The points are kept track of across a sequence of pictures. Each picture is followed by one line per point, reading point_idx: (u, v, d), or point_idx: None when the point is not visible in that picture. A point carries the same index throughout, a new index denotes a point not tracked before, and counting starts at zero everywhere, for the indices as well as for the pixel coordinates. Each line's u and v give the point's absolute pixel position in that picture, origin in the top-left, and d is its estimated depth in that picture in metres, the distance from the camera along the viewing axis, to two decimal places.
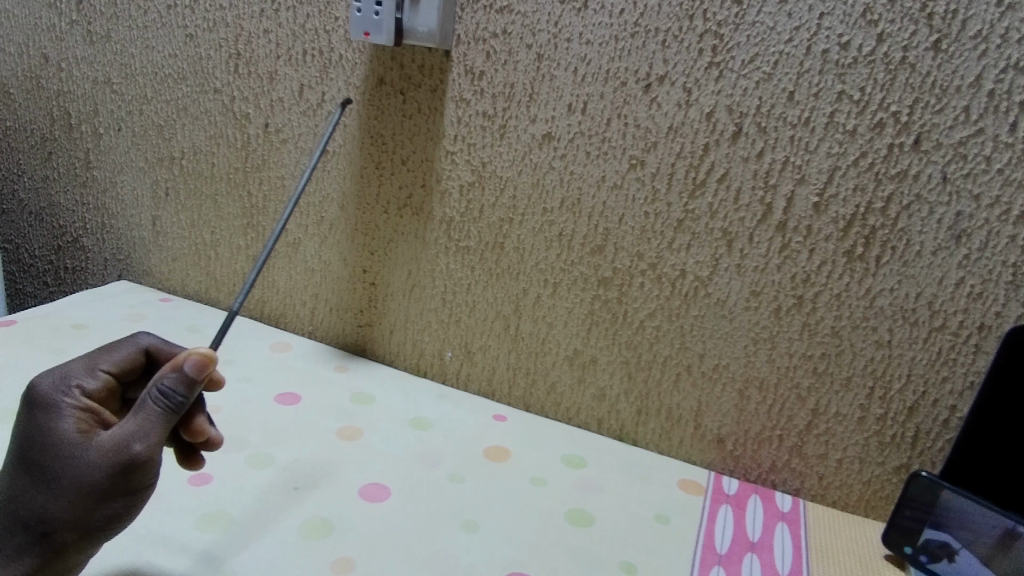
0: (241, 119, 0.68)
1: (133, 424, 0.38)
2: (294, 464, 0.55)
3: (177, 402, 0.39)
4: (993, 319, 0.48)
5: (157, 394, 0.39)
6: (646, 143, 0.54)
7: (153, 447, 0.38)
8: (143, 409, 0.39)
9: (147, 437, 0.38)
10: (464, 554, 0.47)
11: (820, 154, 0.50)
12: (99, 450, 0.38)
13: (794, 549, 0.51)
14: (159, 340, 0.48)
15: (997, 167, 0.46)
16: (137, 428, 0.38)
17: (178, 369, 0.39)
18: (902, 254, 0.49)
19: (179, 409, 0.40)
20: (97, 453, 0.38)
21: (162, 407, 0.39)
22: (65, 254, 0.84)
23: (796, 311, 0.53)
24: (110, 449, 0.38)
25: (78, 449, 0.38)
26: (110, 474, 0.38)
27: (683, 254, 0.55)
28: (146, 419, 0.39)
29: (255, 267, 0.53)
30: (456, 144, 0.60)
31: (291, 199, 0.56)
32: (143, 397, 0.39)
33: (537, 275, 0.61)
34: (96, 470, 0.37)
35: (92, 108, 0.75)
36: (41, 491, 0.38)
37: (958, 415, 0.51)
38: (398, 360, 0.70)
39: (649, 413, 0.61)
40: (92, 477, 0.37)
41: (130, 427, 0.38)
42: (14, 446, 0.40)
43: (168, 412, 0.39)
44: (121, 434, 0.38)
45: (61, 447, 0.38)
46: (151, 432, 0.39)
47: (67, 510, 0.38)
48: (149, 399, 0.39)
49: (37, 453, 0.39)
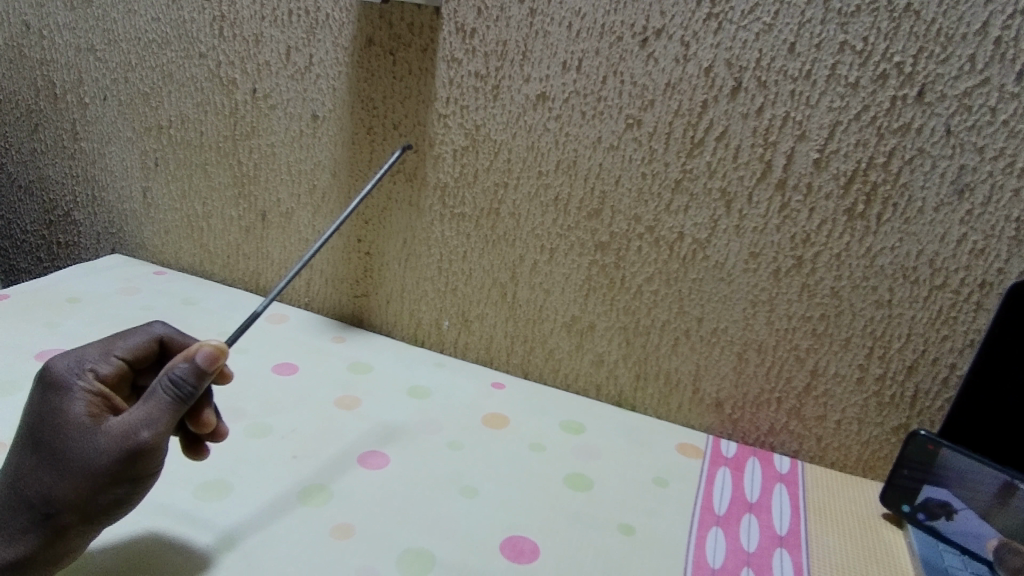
0: (228, 85, 0.67)
1: (143, 411, 0.38)
2: (293, 433, 0.55)
3: (187, 392, 0.39)
4: (995, 275, 0.48)
5: (168, 382, 0.39)
6: (643, 101, 0.53)
7: (160, 435, 0.38)
8: (153, 397, 0.39)
9: (155, 424, 0.38)
10: (464, 518, 0.48)
11: (821, 108, 0.49)
12: (108, 435, 0.38)
13: (792, 508, 0.52)
14: (174, 329, 0.48)
15: (1002, 118, 0.45)
16: (146, 415, 0.38)
17: (190, 359, 0.39)
18: (904, 211, 0.48)
19: (188, 399, 0.39)
20: (106, 438, 0.38)
21: (172, 396, 0.39)
22: (56, 228, 0.83)
23: (795, 272, 0.53)
24: (120, 435, 0.37)
25: (88, 432, 0.38)
26: (117, 460, 0.37)
27: (681, 216, 0.55)
28: (156, 406, 0.38)
29: (297, 265, 0.52)
30: (448, 107, 0.59)
31: (336, 224, 0.56)
32: (154, 385, 0.39)
33: (533, 241, 0.60)
34: (103, 454, 0.37)
35: (77, 78, 0.74)
36: (48, 472, 0.38)
37: (958, 373, 0.51)
38: (395, 330, 0.70)
39: (647, 378, 0.61)
40: (100, 462, 0.37)
41: (140, 414, 0.38)
42: (26, 426, 0.40)
43: (178, 401, 0.39)
44: (130, 421, 0.38)
45: (71, 429, 0.38)
46: (159, 420, 0.38)
47: (72, 493, 0.37)
48: (159, 387, 0.39)
49: (48, 433, 0.39)
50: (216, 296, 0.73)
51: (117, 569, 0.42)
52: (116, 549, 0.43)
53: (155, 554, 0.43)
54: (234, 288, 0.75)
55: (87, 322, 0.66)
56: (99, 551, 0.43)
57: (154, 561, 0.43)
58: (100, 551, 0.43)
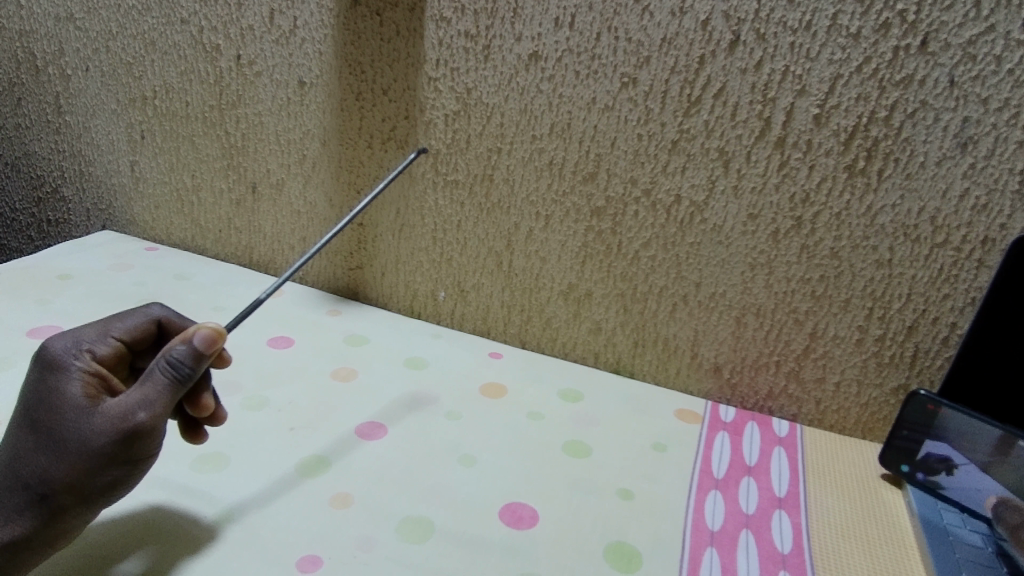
0: (212, 52, 0.65)
1: (139, 393, 0.38)
2: (289, 406, 0.55)
3: (185, 374, 0.39)
4: (998, 231, 0.47)
5: (165, 364, 0.38)
6: (639, 58, 0.52)
7: (157, 416, 0.37)
8: (150, 378, 0.38)
9: (152, 405, 0.37)
10: (463, 486, 0.48)
11: (822, 61, 0.47)
12: (104, 417, 0.37)
13: (791, 471, 0.52)
14: (172, 311, 0.48)
15: (1007, 67, 0.44)
16: (143, 396, 0.37)
17: (188, 341, 0.39)
18: (905, 166, 0.47)
19: (186, 381, 0.39)
20: (103, 419, 0.37)
21: (169, 378, 0.38)
22: (46, 206, 0.82)
23: (794, 233, 0.52)
24: (117, 416, 0.37)
25: (84, 413, 0.37)
26: (113, 442, 0.37)
27: (678, 178, 0.53)
28: (152, 388, 0.38)
29: (305, 255, 0.50)
30: (438, 70, 0.58)
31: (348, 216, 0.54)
32: (151, 367, 0.39)
33: (527, 208, 0.59)
34: (99, 436, 0.37)
35: (57, 48, 0.72)
36: (44, 452, 0.37)
37: (958, 332, 0.50)
38: (391, 302, 0.69)
39: (645, 345, 0.60)
40: (96, 443, 0.37)
41: (136, 395, 0.37)
42: (22, 406, 0.40)
43: (174, 383, 0.38)
44: (127, 402, 0.37)
45: (67, 410, 0.38)
46: (156, 402, 0.38)
47: (68, 474, 0.37)
48: (157, 369, 0.38)
49: (44, 414, 0.38)
50: (210, 271, 0.72)
51: (120, 542, 0.41)
52: (117, 522, 0.43)
53: (156, 526, 0.43)
54: (227, 264, 0.74)
55: (80, 299, 0.65)
56: (99, 525, 0.42)
57: (155, 533, 0.42)
58: (100, 524, 0.42)
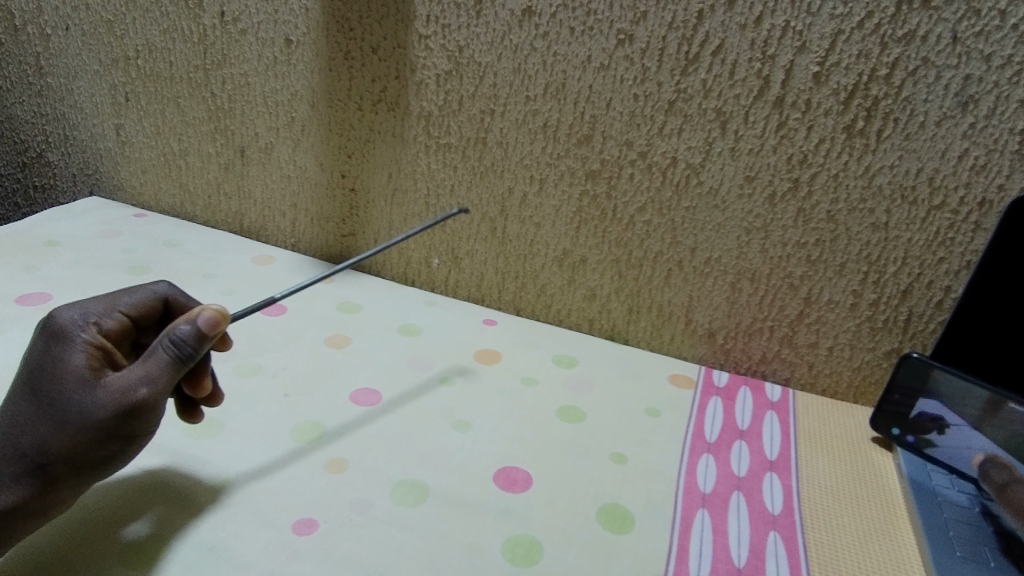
0: (195, 8, 0.63)
1: (142, 369, 0.37)
2: (282, 372, 0.54)
3: (187, 353, 0.38)
4: (995, 193, 0.46)
5: (168, 343, 0.38)
6: (635, 14, 0.50)
7: (158, 393, 0.37)
8: (153, 355, 0.38)
9: (153, 382, 0.37)
10: (457, 450, 0.48)
11: (823, 16, 0.46)
12: (106, 391, 0.37)
13: (783, 435, 0.52)
14: (179, 290, 0.47)
15: (1012, 22, 0.43)
16: (145, 373, 0.37)
17: (192, 321, 0.38)
18: (905, 126, 0.47)
19: (188, 361, 0.39)
20: (104, 393, 0.36)
21: (171, 356, 0.38)
22: (31, 171, 0.80)
23: (791, 196, 0.51)
24: (118, 391, 0.36)
25: (86, 386, 0.37)
26: (113, 416, 0.36)
27: (674, 140, 0.52)
28: (155, 364, 0.38)
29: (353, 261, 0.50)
30: (429, 26, 0.56)
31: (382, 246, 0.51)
32: (154, 345, 0.38)
33: (522, 171, 0.58)
34: (100, 409, 0.36)
35: (35, 6, 0.70)
36: (44, 422, 0.36)
37: (953, 295, 0.50)
38: (385, 270, 0.69)
39: (640, 311, 0.60)
40: (97, 416, 0.36)
41: (138, 372, 0.37)
42: (23, 373, 0.39)
43: (177, 361, 0.38)
44: (129, 378, 0.37)
45: (69, 381, 0.37)
46: (158, 379, 0.37)
47: (68, 444, 0.36)
48: (160, 346, 0.38)
49: (46, 383, 0.38)
50: (200, 238, 0.71)
51: (121, 504, 0.41)
52: (116, 488, 0.42)
53: (156, 490, 0.43)
54: (217, 231, 0.73)
55: (69, 266, 0.64)
56: (97, 490, 0.42)
57: (156, 496, 0.42)
58: (97, 490, 0.42)
